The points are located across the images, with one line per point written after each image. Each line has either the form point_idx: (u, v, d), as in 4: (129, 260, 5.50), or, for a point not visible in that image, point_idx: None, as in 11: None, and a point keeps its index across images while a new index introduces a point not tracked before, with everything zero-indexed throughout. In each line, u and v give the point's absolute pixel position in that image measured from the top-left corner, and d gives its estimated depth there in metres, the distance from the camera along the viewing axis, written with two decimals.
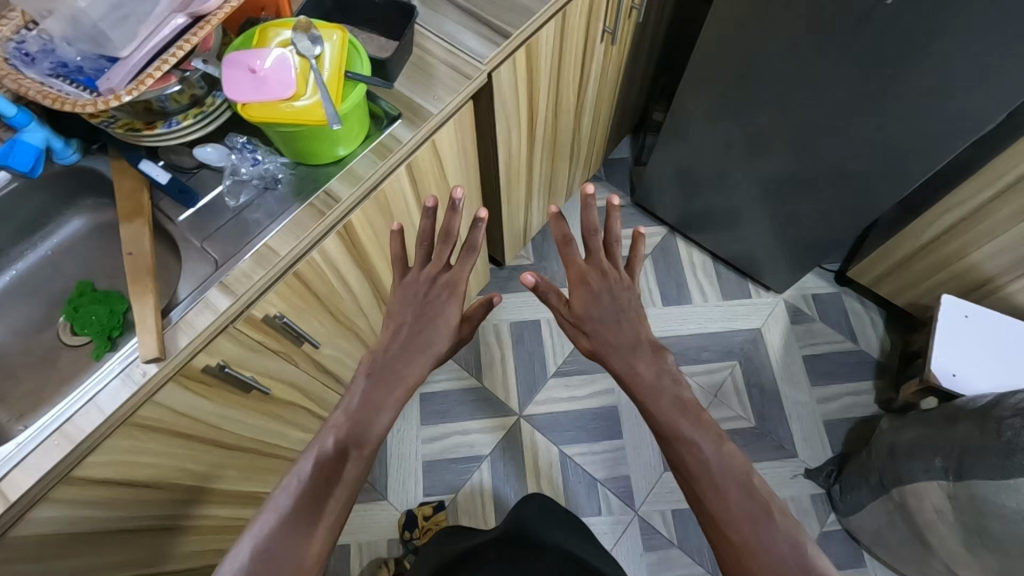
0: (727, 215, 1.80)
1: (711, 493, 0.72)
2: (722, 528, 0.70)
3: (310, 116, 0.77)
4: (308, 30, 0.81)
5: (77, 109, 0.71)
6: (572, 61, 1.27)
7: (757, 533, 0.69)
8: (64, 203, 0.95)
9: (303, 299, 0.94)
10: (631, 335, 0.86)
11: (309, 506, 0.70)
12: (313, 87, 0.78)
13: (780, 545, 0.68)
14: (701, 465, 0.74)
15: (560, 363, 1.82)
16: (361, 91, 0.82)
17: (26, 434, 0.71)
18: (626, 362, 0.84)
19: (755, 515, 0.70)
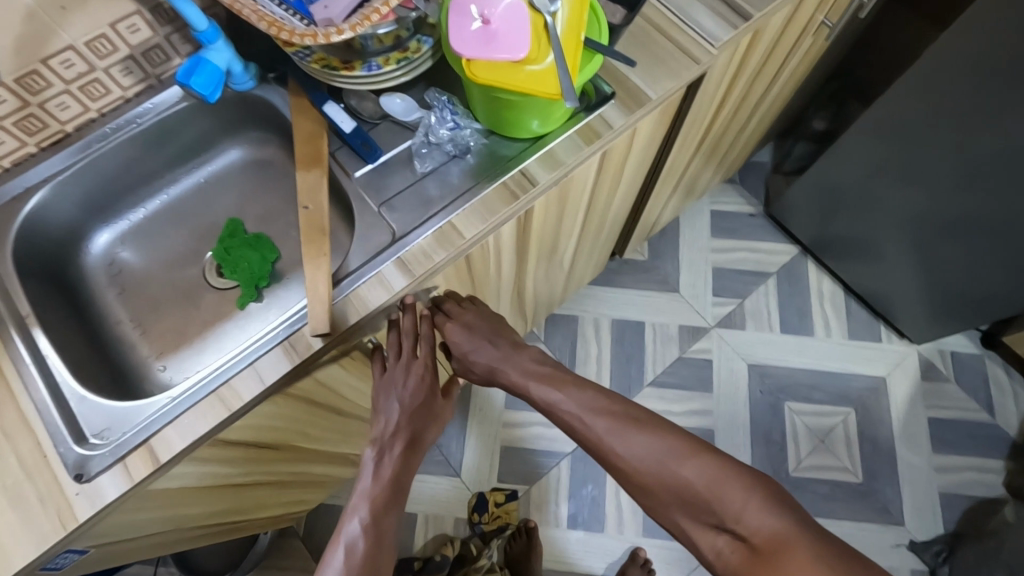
0: (876, 251, 1.60)
1: (597, 436, 0.78)
2: (619, 464, 0.76)
3: (544, 86, 0.66)
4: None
5: (292, 37, 0.60)
6: (778, 54, 1.11)
7: (630, 449, 0.75)
8: (227, 130, 0.87)
9: (461, 277, 0.90)
10: (500, 352, 0.90)
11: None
12: (548, 51, 0.66)
13: (665, 446, 0.73)
14: (577, 409, 0.81)
15: (658, 372, 1.70)
16: (596, 64, 0.70)
17: (182, 389, 0.66)
18: (505, 373, 0.88)
19: (631, 434, 0.76)
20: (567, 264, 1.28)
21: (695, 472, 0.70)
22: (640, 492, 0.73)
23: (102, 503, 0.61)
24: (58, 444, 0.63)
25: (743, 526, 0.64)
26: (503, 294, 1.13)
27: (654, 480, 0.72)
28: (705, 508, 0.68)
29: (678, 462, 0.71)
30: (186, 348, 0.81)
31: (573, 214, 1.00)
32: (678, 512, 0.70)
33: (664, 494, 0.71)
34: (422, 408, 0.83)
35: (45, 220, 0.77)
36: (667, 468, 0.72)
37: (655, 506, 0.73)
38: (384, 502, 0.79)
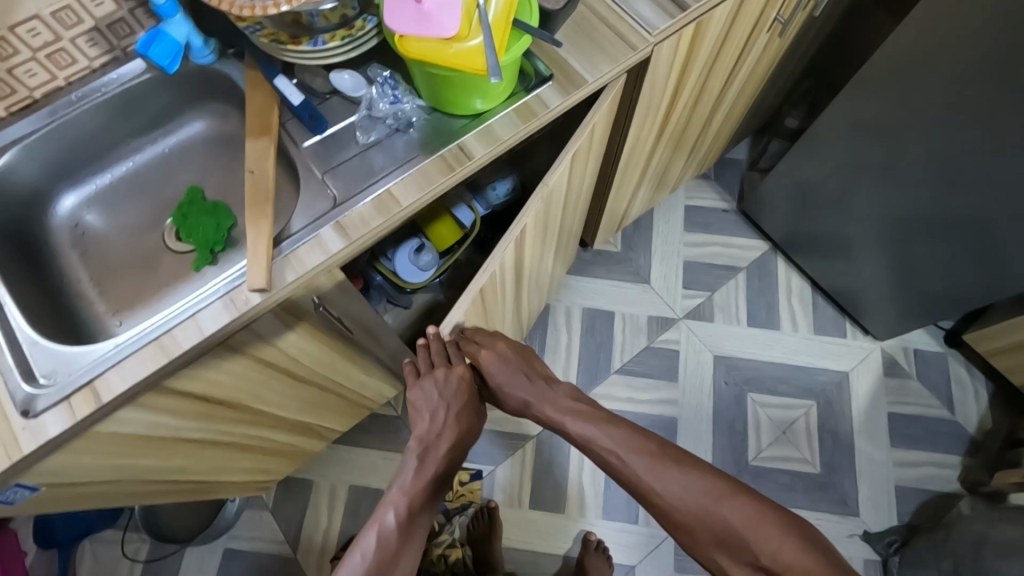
0: (844, 245, 1.63)
1: (639, 480, 0.87)
2: (662, 506, 0.85)
3: (472, 63, 0.71)
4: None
5: (232, 9, 0.65)
6: (732, 48, 1.15)
7: (670, 491, 0.84)
8: (190, 103, 0.92)
9: (477, 311, 1.03)
10: (527, 384, 1.00)
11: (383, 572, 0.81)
12: (477, 28, 0.70)
13: (707, 493, 0.83)
14: (621, 453, 0.90)
15: (626, 361, 1.74)
16: (524, 44, 0.74)
17: (127, 336, 0.70)
18: (537, 405, 0.99)
19: (674, 478, 0.85)
20: (550, 267, 1.37)
21: (734, 517, 0.80)
22: (679, 530, 0.83)
23: (44, 437, 0.66)
24: (9, 383, 0.68)
25: (771, 560, 0.75)
26: (507, 313, 1.22)
27: (695, 520, 0.81)
28: (741, 546, 0.78)
29: (718, 507, 0.81)
30: (143, 306, 0.86)
31: (553, 222, 1.10)
32: (718, 549, 0.80)
33: (705, 533, 0.81)
34: (460, 422, 0.98)
35: (11, 179, 0.82)
36: (707, 511, 0.81)
37: (694, 543, 0.82)
38: (421, 498, 0.90)
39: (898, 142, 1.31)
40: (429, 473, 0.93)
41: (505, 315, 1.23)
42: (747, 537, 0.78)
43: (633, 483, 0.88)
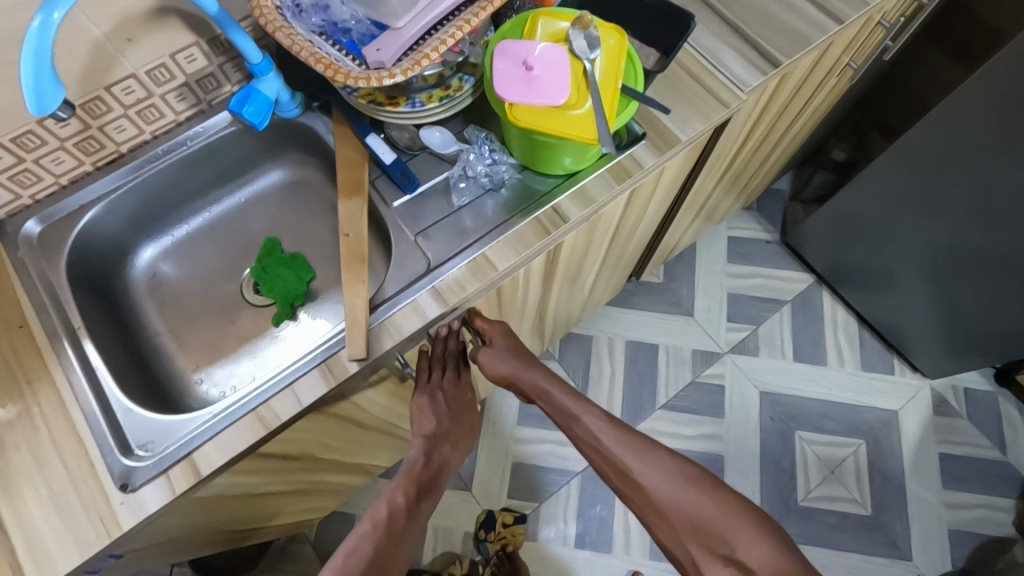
0: (896, 284, 1.60)
1: (612, 463, 0.77)
2: (639, 494, 0.75)
3: (582, 129, 0.69)
4: (586, 27, 0.72)
5: (347, 79, 0.63)
6: (803, 93, 1.13)
7: (648, 475, 0.75)
8: (270, 153, 0.91)
9: (489, 307, 0.92)
10: (514, 357, 0.86)
11: (384, 554, 0.72)
12: (587, 96, 0.71)
13: (689, 485, 0.72)
14: (602, 434, 0.80)
15: (670, 396, 1.72)
16: (631, 110, 0.74)
17: (224, 406, 0.69)
18: (521, 376, 0.85)
19: (654, 460, 0.75)
20: (587, 287, 1.28)
21: (711, 509, 0.69)
22: (654, 517, 0.73)
23: (144, 512, 0.64)
24: (105, 454, 0.66)
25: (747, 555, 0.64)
26: (526, 319, 1.14)
27: (670, 508, 0.71)
28: (715, 538, 0.67)
29: (697, 497, 0.70)
30: (222, 361, 0.84)
31: (596, 245, 1.01)
32: (690, 544, 0.69)
33: (683, 526, 0.70)
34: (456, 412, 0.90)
35: (94, 235, 0.81)
36: (687, 500, 0.71)
37: (671, 540, 0.71)
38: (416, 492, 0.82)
39: (941, 171, 1.28)
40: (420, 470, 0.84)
41: (523, 316, 1.12)
42: (723, 531, 0.67)
43: (610, 468, 0.79)
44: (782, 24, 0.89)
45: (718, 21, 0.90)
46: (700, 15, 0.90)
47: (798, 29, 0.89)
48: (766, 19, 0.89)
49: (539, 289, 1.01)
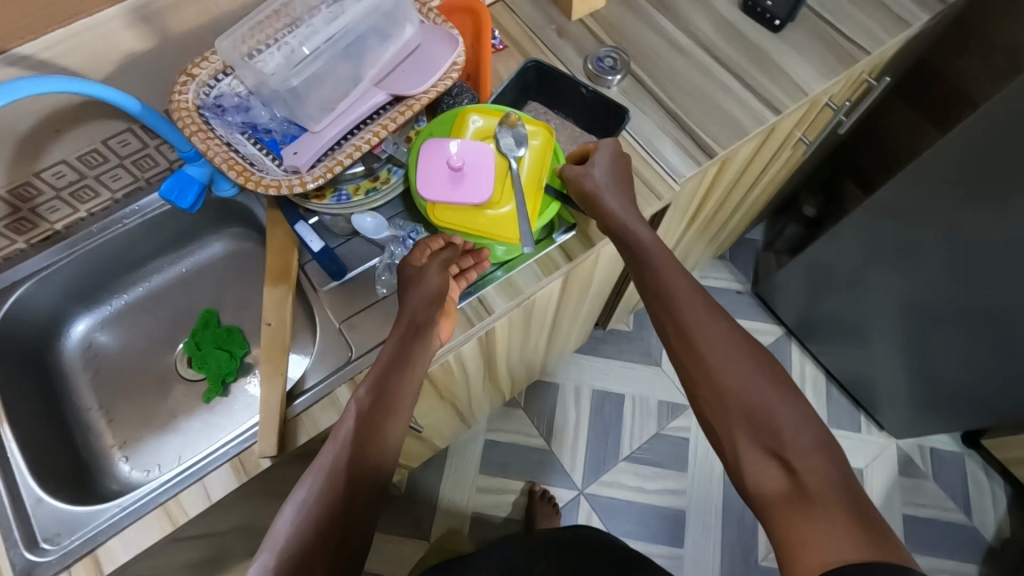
0: (862, 335, 1.43)
1: (678, 318, 0.65)
2: (698, 358, 0.63)
3: (503, 227, 0.76)
4: (513, 125, 0.78)
5: (258, 187, 0.65)
6: (759, 165, 1.10)
7: (717, 347, 0.63)
8: (212, 226, 0.92)
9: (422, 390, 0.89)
10: (611, 182, 0.75)
11: (348, 487, 0.58)
12: (509, 194, 0.76)
13: (754, 367, 0.62)
14: (679, 288, 0.67)
15: (634, 447, 1.54)
16: (556, 209, 0.78)
17: (134, 499, 0.69)
18: (601, 208, 0.73)
19: (728, 333, 0.64)
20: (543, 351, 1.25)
21: (774, 398, 0.59)
22: (708, 395, 0.62)
23: None
24: (9, 548, 0.66)
25: (801, 463, 0.55)
26: (475, 388, 1.11)
27: (729, 384, 0.60)
28: (768, 429, 0.58)
29: (763, 381, 0.60)
30: (148, 440, 0.84)
31: (538, 319, 0.99)
32: (734, 427, 0.59)
33: (733, 402, 0.60)
34: (436, 287, 0.69)
35: (26, 311, 0.82)
36: (751, 382, 0.60)
37: (710, 416, 0.61)
38: (391, 378, 0.65)
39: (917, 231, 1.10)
40: (397, 353, 0.66)
41: (472, 387, 1.09)
42: (781, 422, 0.58)
43: (666, 319, 0.67)
44: (720, 111, 0.90)
45: (658, 106, 0.90)
46: (640, 100, 0.91)
47: (737, 117, 0.90)
48: (705, 106, 0.90)
49: (480, 365, 0.99)
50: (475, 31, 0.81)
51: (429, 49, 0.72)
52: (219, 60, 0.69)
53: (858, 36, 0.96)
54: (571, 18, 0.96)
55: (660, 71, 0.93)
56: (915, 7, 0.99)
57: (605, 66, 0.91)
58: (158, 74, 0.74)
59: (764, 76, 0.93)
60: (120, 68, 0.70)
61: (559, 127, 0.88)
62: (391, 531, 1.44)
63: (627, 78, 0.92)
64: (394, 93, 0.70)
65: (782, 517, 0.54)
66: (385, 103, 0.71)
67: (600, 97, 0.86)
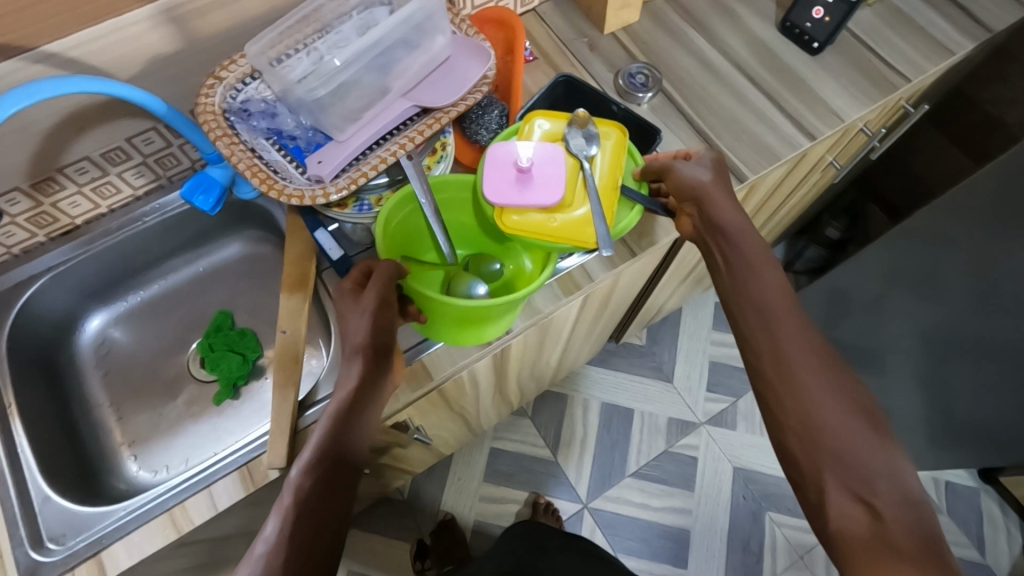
0: (878, 361, 1.38)
1: (776, 339, 0.60)
2: (790, 387, 0.57)
3: (582, 231, 0.68)
4: (584, 124, 0.72)
5: (280, 196, 0.64)
6: (787, 188, 1.07)
7: (811, 374, 0.57)
8: (230, 227, 0.92)
9: (433, 403, 0.87)
10: (719, 182, 0.69)
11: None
12: (583, 195, 0.70)
13: (846, 407, 0.56)
14: (775, 305, 0.62)
15: (642, 464, 1.51)
16: (638, 213, 0.72)
17: (140, 503, 0.68)
18: (708, 211, 0.66)
19: (822, 368, 0.58)
20: (555, 366, 1.23)
21: (865, 442, 0.54)
22: (795, 422, 0.56)
23: None
24: (15, 546, 0.66)
25: (889, 511, 0.51)
26: (485, 400, 1.09)
27: (818, 417, 0.55)
28: (855, 472, 0.53)
29: (858, 425, 0.55)
30: (158, 441, 0.83)
31: (553, 335, 0.97)
32: (821, 462, 0.54)
33: (823, 438, 0.55)
34: (370, 347, 0.60)
35: (43, 306, 0.82)
36: (842, 422, 0.55)
37: (793, 448, 0.56)
38: (327, 461, 0.57)
39: (939, 257, 1.05)
40: (333, 432, 0.58)
41: (482, 399, 1.07)
42: (872, 469, 0.53)
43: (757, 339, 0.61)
44: (752, 135, 0.88)
45: (689, 127, 0.88)
46: (670, 120, 0.89)
47: (769, 143, 0.87)
48: (736, 128, 0.88)
49: (492, 379, 0.97)
50: (507, 45, 0.82)
51: (459, 63, 0.70)
52: (246, 64, 0.68)
53: (898, 63, 0.94)
54: (603, 32, 0.94)
55: (692, 91, 0.91)
56: (956, 34, 0.96)
57: (636, 83, 0.89)
58: (185, 77, 0.73)
59: (799, 100, 0.91)
60: (146, 69, 0.69)
61: None
62: (393, 536, 1.43)
63: (658, 96, 0.90)
64: (423, 105, 0.69)
65: (860, 565, 0.49)
66: (413, 114, 0.69)
67: (629, 116, 0.83)
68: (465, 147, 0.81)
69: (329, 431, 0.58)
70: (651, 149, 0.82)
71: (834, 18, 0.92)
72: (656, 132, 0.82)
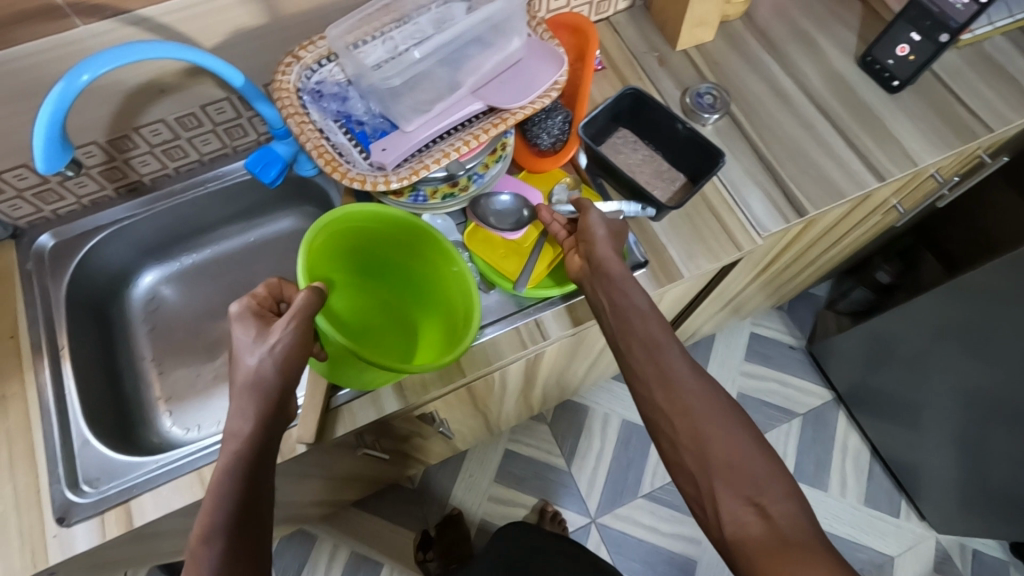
0: (917, 416, 1.33)
1: (665, 367, 0.59)
2: (678, 410, 0.57)
3: (511, 267, 0.76)
4: (572, 188, 0.80)
5: (343, 178, 0.64)
6: (844, 225, 1.04)
7: (696, 391, 0.58)
8: (284, 202, 0.94)
9: (460, 399, 0.87)
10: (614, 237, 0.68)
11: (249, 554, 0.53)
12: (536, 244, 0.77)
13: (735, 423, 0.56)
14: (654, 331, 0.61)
15: (655, 486, 1.49)
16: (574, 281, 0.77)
17: (170, 459, 0.70)
18: (594, 253, 0.66)
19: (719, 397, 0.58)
20: (582, 376, 1.22)
21: (760, 460, 0.54)
22: (690, 442, 0.55)
23: (71, 551, 0.66)
24: (52, 483, 0.68)
25: (775, 508, 0.51)
26: (509, 401, 1.08)
27: (709, 434, 0.55)
28: (745, 478, 0.53)
29: (745, 437, 0.55)
30: (193, 400, 0.86)
31: (586, 347, 0.96)
32: (712, 475, 0.53)
33: (712, 454, 0.54)
34: (276, 386, 0.58)
35: (103, 257, 0.85)
36: (730, 439, 0.55)
37: (687, 467, 0.55)
38: (236, 504, 0.53)
39: (992, 314, 1.00)
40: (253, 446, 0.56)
41: (506, 400, 1.07)
42: (756, 473, 0.53)
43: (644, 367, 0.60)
44: (817, 168, 0.85)
45: (752, 154, 0.86)
46: (734, 144, 0.87)
47: (834, 178, 0.85)
48: (801, 160, 0.86)
49: (520, 381, 0.97)
50: (578, 51, 0.81)
51: (531, 65, 0.70)
52: (325, 46, 0.70)
53: (980, 110, 0.90)
54: (675, 48, 0.93)
55: (760, 117, 0.88)
56: None
57: (703, 103, 0.88)
58: (265, 51, 0.75)
59: (871, 138, 0.88)
60: (230, 40, 0.71)
61: (645, 160, 0.85)
62: (399, 522, 1.44)
63: (723, 118, 0.88)
64: (491, 104, 0.68)
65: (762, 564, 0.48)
66: (480, 112, 0.69)
67: (693, 136, 0.81)
68: (523, 147, 0.81)
69: (238, 460, 0.55)
70: (712, 169, 0.80)
71: (918, 56, 0.88)
72: (718, 153, 0.79)
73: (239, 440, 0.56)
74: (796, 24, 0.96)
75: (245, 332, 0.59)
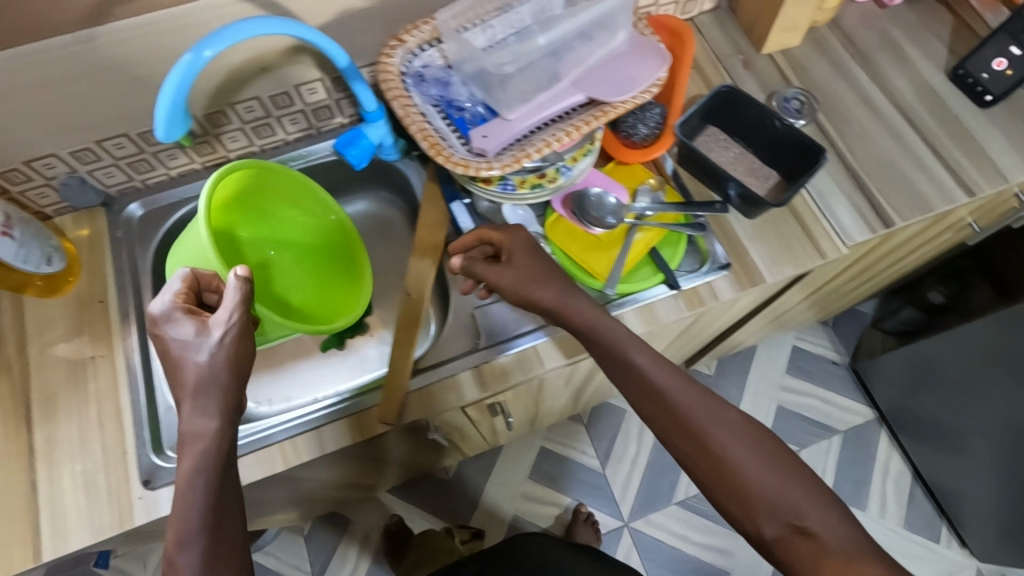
0: (965, 443, 1.29)
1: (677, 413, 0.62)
2: (702, 455, 0.60)
3: (596, 261, 0.78)
4: (654, 189, 0.82)
5: (447, 162, 0.65)
6: (918, 240, 1.02)
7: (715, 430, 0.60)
8: (361, 186, 0.95)
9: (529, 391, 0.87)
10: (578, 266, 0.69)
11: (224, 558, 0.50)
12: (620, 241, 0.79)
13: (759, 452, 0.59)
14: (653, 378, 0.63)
15: (691, 494, 1.47)
16: (654, 279, 0.78)
17: (253, 430, 0.72)
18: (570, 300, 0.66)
19: (721, 410, 0.61)
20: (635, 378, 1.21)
21: (798, 490, 0.57)
22: (726, 484, 0.59)
23: (157, 513, 0.67)
24: (138, 447, 0.70)
25: (820, 529, 0.55)
26: (565, 398, 1.08)
27: (741, 479, 0.58)
28: (783, 507, 0.56)
29: (774, 467, 0.58)
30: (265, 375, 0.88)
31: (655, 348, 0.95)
32: (755, 513, 0.57)
33: (750, 492, 0.57)
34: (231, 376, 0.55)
35: None
36: (759, 474, 0.58)
37: (729, 508, 0.59)
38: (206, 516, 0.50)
39: None
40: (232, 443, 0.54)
41: (564, 396, 1.07)
42: (796, 501, 0.56)
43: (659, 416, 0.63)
44: (905, 180, 0.84)
45: (838, 162, 0.85)
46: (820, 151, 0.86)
47: (922, 191, 0.83)
48: (889, 171, 0.84)
49: (584, 378, 0.96)
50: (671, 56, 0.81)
51: (632, 60, 0.69)
52: (429, 30, 0.70)
53: None
54: (761, 51, 0.93)
55: (846, 125, 0.87)
56: None
57: (791, 108, 0.87)
58: (365, 34, 0.76)
59: (962, 153, 0.86)
60: (335, 21, 0.72)
61: (738, 158, 0.84)
62: (433, 513, 1.45)
63: (810, 125, 0.87)
64: (593, 97, 0.68)
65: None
66: (580, 104, 0.69)
67: (792, 133, 0.79)
68: (613, 139, 0.82)
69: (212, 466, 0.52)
70: (813, 170, 0.78)
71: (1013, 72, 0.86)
72: (821, 152, 0.78)
73: (206, 439, 0.53)
74: (885, 34, 0.95)
75: (181, 330, 0.56)
